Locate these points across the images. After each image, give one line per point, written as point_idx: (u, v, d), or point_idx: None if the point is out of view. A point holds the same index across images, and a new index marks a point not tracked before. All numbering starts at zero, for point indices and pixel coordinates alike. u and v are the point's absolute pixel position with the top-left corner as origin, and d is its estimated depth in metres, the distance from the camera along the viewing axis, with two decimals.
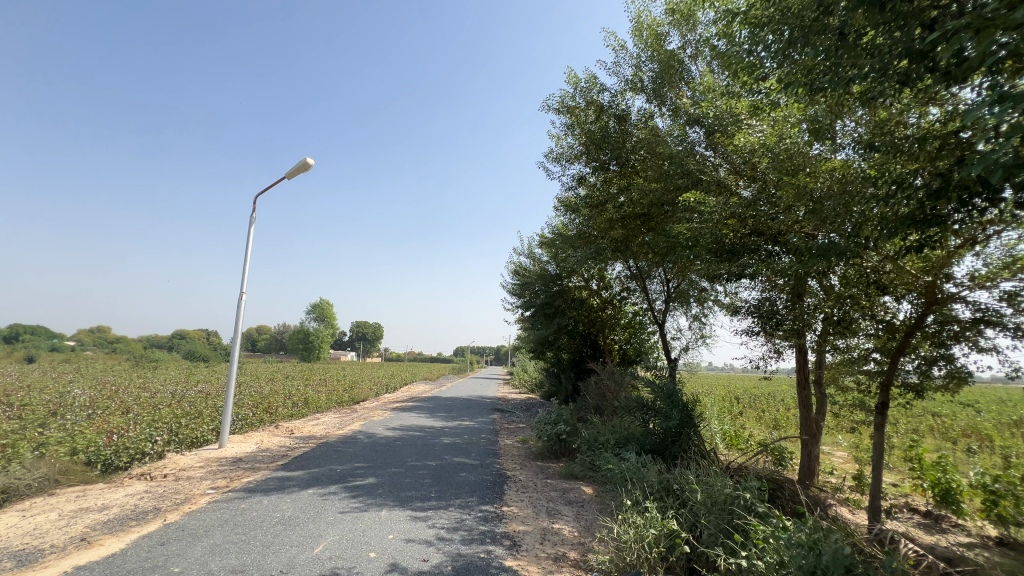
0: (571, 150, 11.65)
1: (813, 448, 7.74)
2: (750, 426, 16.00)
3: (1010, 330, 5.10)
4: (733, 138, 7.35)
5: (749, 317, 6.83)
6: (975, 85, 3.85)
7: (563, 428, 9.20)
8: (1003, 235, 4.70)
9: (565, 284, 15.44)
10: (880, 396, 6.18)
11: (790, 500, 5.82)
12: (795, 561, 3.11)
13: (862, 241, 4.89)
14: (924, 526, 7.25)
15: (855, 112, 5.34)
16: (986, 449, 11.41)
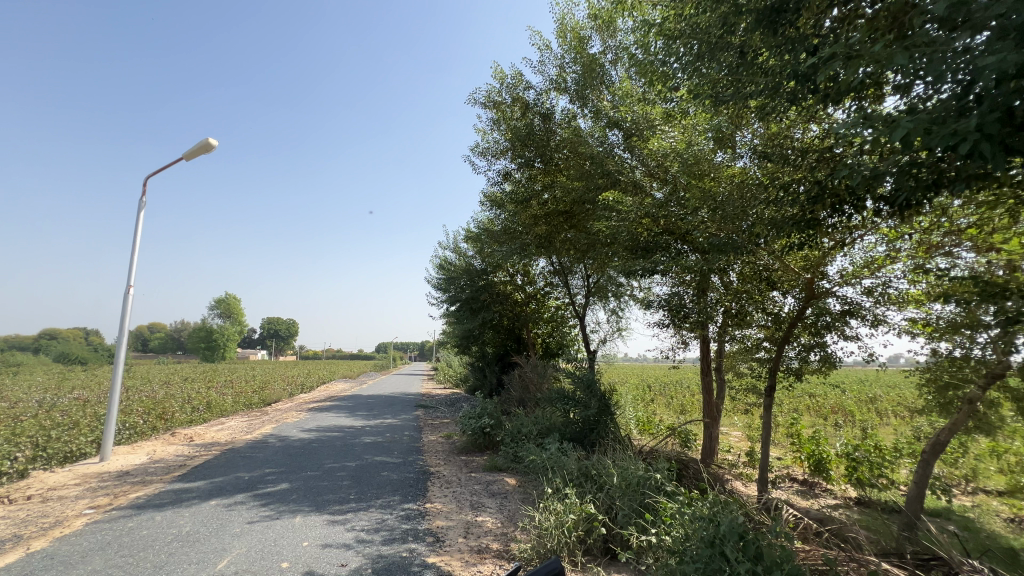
0: (496, 145, 11.72)
1: (714, 430, 8.50)
2: (660, 412, 17.22)
3: (869, 320, 5.95)
4: (648, 142, 7.81)
5: (660, 310, 7.28)
6: (845, 108, 4.44)
7: (488, 422, 9.26)
8: (865, 239, 5.46)
9: (490, 279, 15.47)
10: (769, 380, 6.93)
11: (693, 477, 6.34)
12: (698, 534, 3.39)
13: (757, 241, 5.43)
14: (802, 493, 8.25)
15: (752, 125, 5.90)
16: (850, 423, 13.27)
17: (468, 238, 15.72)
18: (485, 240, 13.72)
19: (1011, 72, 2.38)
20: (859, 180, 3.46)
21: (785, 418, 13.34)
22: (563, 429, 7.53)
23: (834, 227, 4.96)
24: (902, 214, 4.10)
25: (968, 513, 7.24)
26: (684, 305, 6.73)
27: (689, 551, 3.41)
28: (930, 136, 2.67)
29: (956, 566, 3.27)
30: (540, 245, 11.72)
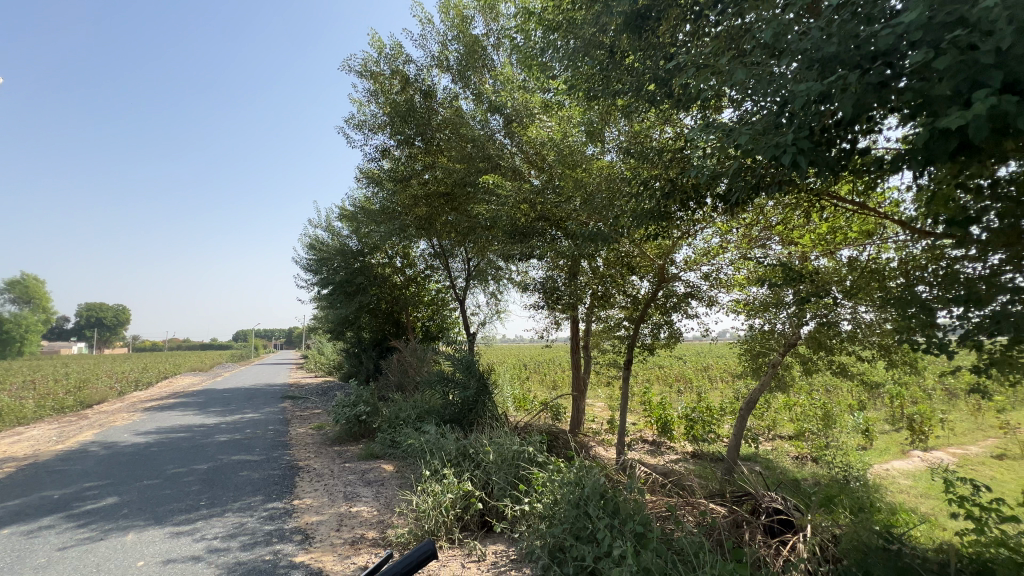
0: (374, 118, 11.06)
1: (581, 402, 9.26)
2: (535, 389, 18.26)
3: (706, 301, 6.96)
4: (528, 129, 8.04)
5: (536, 293, 7.62)
6: (693, 114, 5.04)
7: (363, 409, 8.88)
8: (704, 231, 6.33)
9: (367, 260, 14.61)
10: (627, 355, 7.75)
11: (563, 447, 6.84)
12: (565, 498, 3.69)
13: (621, 230, 5.97)
14: (652, 452, 9.45)
15: (619, 123, 6.44)
16: (689, 389, 15.53)
17: (342, 216, 14.67)
18: (362, 219, 12.96)
19: (814, 98, 2.92)
20: (702, 179, 3.98)
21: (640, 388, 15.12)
22: (442, 411, 7.55)
23: (682, 219, 5.67)
24: (732, 210, 4.84)
25: (769, 455, 9.01)
26: (557, 288, 7.17)
27: (557, 514, 3.71)
28: (756, 146, 3.16)
29: (761, 499, 4.04)
30: (420, 228, 11.52)
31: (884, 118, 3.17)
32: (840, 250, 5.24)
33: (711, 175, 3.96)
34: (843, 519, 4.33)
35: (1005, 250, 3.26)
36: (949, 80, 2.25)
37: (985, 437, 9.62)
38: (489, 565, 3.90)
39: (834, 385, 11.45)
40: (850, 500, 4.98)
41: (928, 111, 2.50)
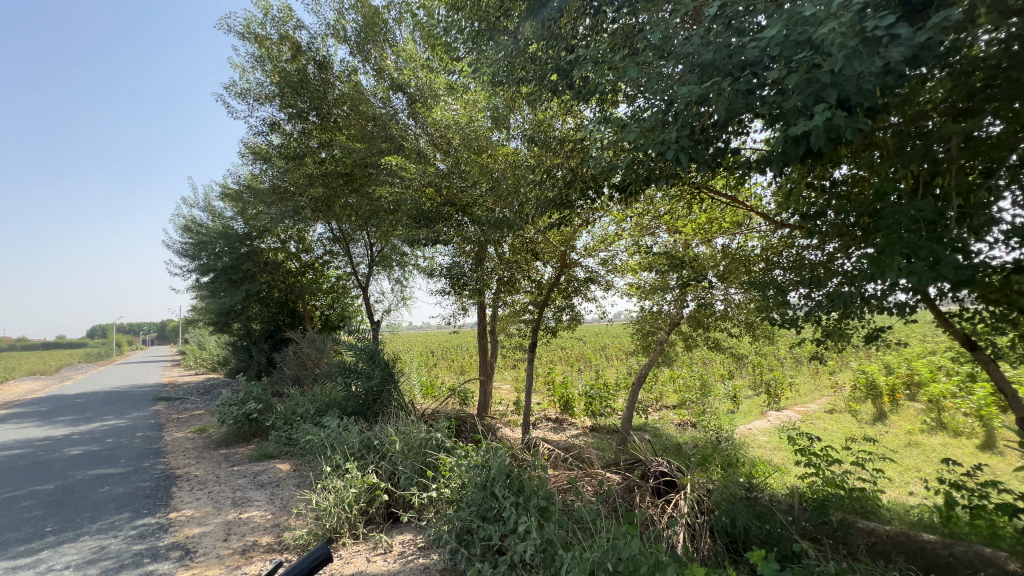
0: (260, 87, 10.00)
1: (488, 386, 9.41)
2: (442, 375, 18.20)
3: (603, 285, 7.40)
4: (433, 111, 7.80)
5: (442, 279, 7.52)
6: (593, 105, 5.25)
7: (254, 407, 8.13)
8: (602, 220, 6.71)
9: (256, 244, 13.30)
10: (532, 338, 7.99)
11: (471, 430, 6.91)
12: (473, 481, 3.75)
13: (526, 216, 6.08)
14: (555, 429, 9.93)
15: (523, 110, 6.53)
16: (588, 368, 16.54)
17: (224, 196, 13.13)
18: (248, 199, 11.72)
19: (695, 100, 3.19)
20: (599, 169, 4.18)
21: (543, 369, 15.74)
22: (344, 404, 7.19)
23: (582, 207, 5.93)
24: (627, 200, 5.15)
25: (657, 423, 9.95)
26: (464, 274, 7.08)
27: (465, 498, 3.74)
28: (646, 141, 3.39)
29: (651, 465, 4.45)
30: (316, 209, 10.63)
31: (751, 121, 3.57)
32: (716, 238, 5.87)
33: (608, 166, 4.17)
34: (716, 475, 4.94)
35: (838, 240, 3.89)
36: (799, 92, 2.59)
37: (821, 395, 11.56)
38: (395, 556, 3.83)
39: (709, 358, 12.92)
40: (722, 458, 5.69)
41: (783, 118, 2.86)
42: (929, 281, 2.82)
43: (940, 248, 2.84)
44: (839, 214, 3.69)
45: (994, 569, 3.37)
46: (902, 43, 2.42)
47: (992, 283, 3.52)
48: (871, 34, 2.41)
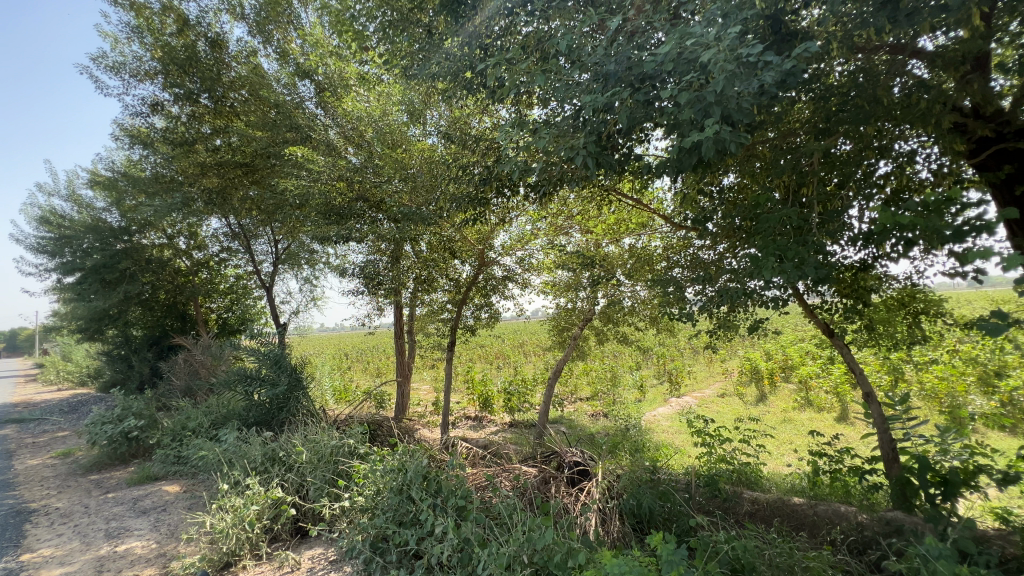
0: (137, 61, 8.84)
1: (406, 387, 9.21)
2: (357, 378, 17.44)
3: (520, 283, 7.54)
4: (344, 102, 7.44)
5: (355, 278, 7.18)
6: (508, 106, 5.34)
7: (134, 424, 7.17)
8: (518, 219, 6.84)
9: (135, 239, 11.73)
10: (451, 337, 7.93)
11: (387, 434, 6.69)
12: (388, 485, 3.64)
13: (443, 215, 5.98)
14: (474, 427, 9.96)
15: (439, 107, 6.46)
16: (507, 365, 16.79)
17: (92, 184, 11.44)
18: (125, 188, 10.33)
19: (600, 108, 3.36)
20: (513, 171, 4.24)
21: (462, 368, 15.68)
22: (244, 414, 6.61)
23: (499, 205, 5.99)
24: (541, 200, 5.28)
25: (572, 415, 10.37)
26: (378, 273, 6.81)
27: (380, 505, 3.62)
28: (557, 145, 3.51)
29: (566, 455, 4.62)
30: (209, 202, 9.31)
31: (652, 130, 3.84)
32: (623, 238, 6.24)
33: (522, 168, 4.25)
34: (625, 460, 5.26)
35: (726, 242, 4.31)
36: (692, 106, 2.83)
37: (713, 381, 12.82)
38: (304, 573, 3.60)
39: (619, 351, 13.75)
40: (629, 444, 6.08)
41: (678, 130, 3.11)
42: (795, 278, 3.23)
43: (805, 250, 3.26)
44: (726, 218, 4.10)
45: (847, 522, 3.97)
46: (774, 68, 2.73)
47: (843, 279, 4.12)
48: (749, 58, 2.70)
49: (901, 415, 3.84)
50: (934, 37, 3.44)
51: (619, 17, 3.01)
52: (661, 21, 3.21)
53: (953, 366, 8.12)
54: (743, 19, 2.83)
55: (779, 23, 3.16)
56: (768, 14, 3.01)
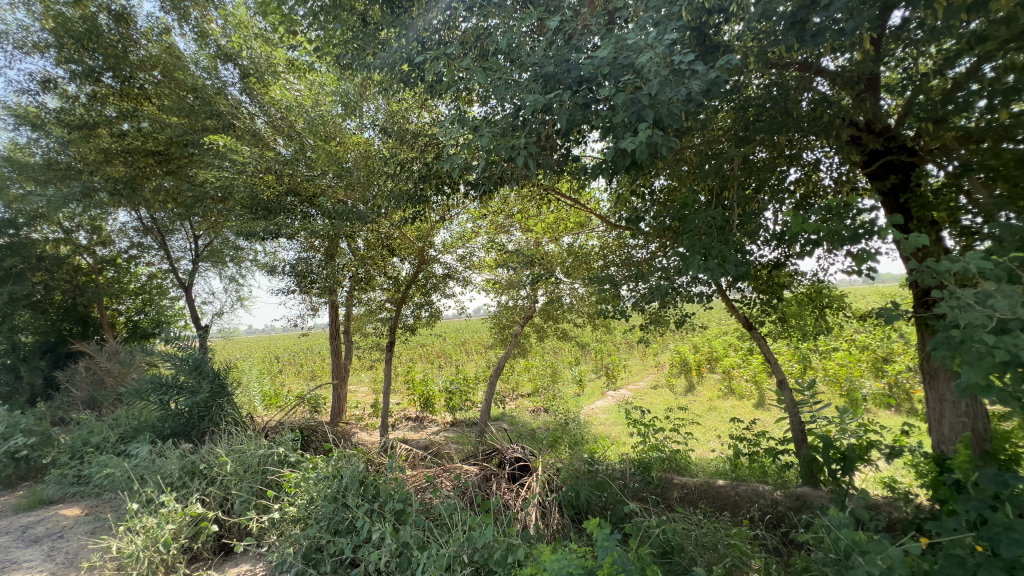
0: (24, 32, 7.79)
1: (342, 389, 8.87)
2: (290, 382, 16.55)
3: (461, 281, 7.48)
4: (273, 90, 6.97)
5: (286, 276, 6.79)
6: (447, 102, 5.27)
7: (22, 442, 6.33)
8: (459, 216, 6.79)
9: (23, 233, 10.34)
10: (390, 338, 7.70)
11: (321, 440, 6.42)
12: (322, 493, 3.47)
13: (380, 211, 5.79)
14: (415, 428, 9.75)
15: (376, 99, 6.26)
16: (449, 364, 16.63)
17: None
18: (9, 175, 9.08)
19: (539, 108, 3.39)
20: (453, 169, 4.17)
21: (402, 368, 15.31)
22: (159, 426, 6.04)
23: (438, 203, 5.89)
24: (481, 198, 5.26)
25: (513, 412, 10.45)
26: (311, 271, 6.47)
27: (313, 514, 3.44)
28: (496, 144, 3.50)
29: (508, 451, 4.65)
30: (115, 193, 8.30)
31: (588, 132, 3.93)
32: (563, 237, 6.35)
33: (462, 165, 4.19)
34: (564, 453, 5.38)
35: (657, 241, 4.53)
36: (625, 111, 2.92)
37: (647, 373, 13.44)
38: None
39: (559, 347, 14.05)
40: (569, 437, 6.24)
41: (611, 133, 3.21)
42: (718, 276, 3.45)
43: (726, 249, 3.50)
44: (657, 219, 4.30)
45: (764, 500, 4.31)
46: (699, 77, 2.88)
47: (760, 276, 4.46)
48: (677, 67, 2.83)
49: (809, 399, 4.22)
50: (836, 57, 3.80)
51: (558, 18, 3.06)
52: (596, 26, 3.30)
53: (851, 354, 9.06)
54: (671, 29, 2.98)
55: (704, 35, 3.36)
56: (694, 26, 3.19)
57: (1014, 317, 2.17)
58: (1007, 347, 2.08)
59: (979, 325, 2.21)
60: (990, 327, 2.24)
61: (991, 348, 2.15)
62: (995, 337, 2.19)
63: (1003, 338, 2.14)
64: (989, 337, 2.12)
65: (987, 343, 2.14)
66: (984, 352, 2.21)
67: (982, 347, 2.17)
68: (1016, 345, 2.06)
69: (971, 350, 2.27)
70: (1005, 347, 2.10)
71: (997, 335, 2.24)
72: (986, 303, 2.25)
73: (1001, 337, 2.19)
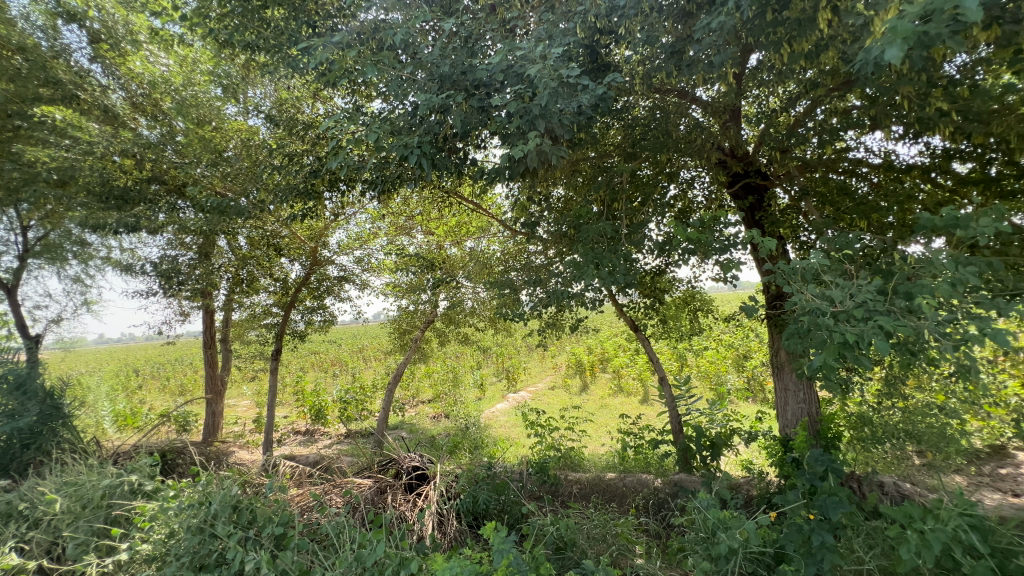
0: None
1: (217, 405, 7.90)
2: (151, 399, 14.34)
3: (359, 284, 7.10)
4: (131, 63, 6.09)
5: (146, 276, 5.88)
6: (343, 95, 4.98)
7: None
8: (356, 216, 6.44)
9: None
10: (275, 345, 7.03)
11: (188, 463, 5.72)
12: (184, 524, 2.94)
13: (265, 206, 5.28)
14: (304, 443, 9.00)
15: (262, 84, 5.75)
16: (345, 372, 15.69)
17: None
18: None
19: (437, 107, 3.33)
20: (347, 163, 3.91)
21: (290, 378, 14.09)
22: None
23: (332, 200, 5.53)
24: (379, 197, 5.04)
25: (413, 419, 10.14)
26: (179, 270, 5.67)
27: (172, 550, 2.91)
28: (392, 141, 3.35)
29: (405, 461, 4.49)
30: None
31: (488, 138, 3.96)
32: (465, 241, 6.35)
33: (357, 161, 3.97)
34: (464, 459, 5.33)
35: (554, 248, 4.71)
36: (519, 120, 3.00)
37: (546, 375, 13.91)
38: None
39: (461, 352, 13.99)
40: (470, 442, 6.20)
41: (509, 140, 3.26)
42: (608, 283, 3.70)
43: (616, 257, 3.74)
44: (555, 226, 4.47)
45: (647, 489, 4.67)
46: (589, 93, 3.05)
47: (645, 282, 4.84)
48: (570, 81, 2.97)
49: (684, 394, 4.67)
50: (707, 89, 4.28)
51: (455, 18, 3.06)
52: (495, 32, 3.36)
53: (718, 353, 10.24)
54: (565, 44, 3.13)
55: (596, 53, 3.57)
56: (586, 44, 3.38)
57: (844, 310, 2.62)
58: (841, 333, 2.48)
59: (820, 314, 2.62)
60: (827, 317, 2.66)
61: (829, 333, 2.55)
62: (831, 324, 2.61)
63: (837, 325, 2.55)
64: (828, 323, 2.52)
65: (827, 328, 2.54)
66: (824, 337, 2.62)
67: (824, 331, 2.56)
68: (846, 330, 2.47)
69: (815, 336, 2.67)
70: (839, 332, 2.51)
71: (832, 324, 2.67)
72: (825, 297, 2.67)
73: (835, 324, 2.62)
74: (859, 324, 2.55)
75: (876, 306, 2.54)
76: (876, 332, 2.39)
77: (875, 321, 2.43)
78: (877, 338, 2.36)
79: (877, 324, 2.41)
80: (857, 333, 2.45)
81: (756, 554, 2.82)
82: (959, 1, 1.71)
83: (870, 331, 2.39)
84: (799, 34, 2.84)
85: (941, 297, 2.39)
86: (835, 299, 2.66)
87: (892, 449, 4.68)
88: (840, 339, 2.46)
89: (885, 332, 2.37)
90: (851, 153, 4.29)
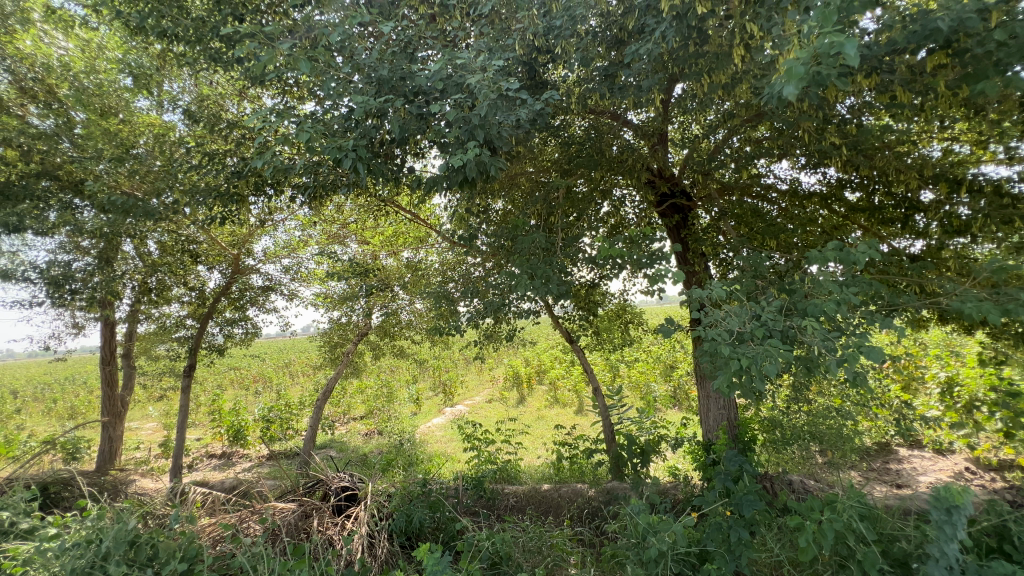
0: None
1: (115, 429, 7.05)
2: (31, 425, 12.51)
3: (285, 294, 6.70)
4: (19, 41, 5.22)
5: (31, 283, 5.17)
6: (271, 95, 4.74)
7: None
8: (286, 223, 6.12)
9: None
10: (187, 361, 6.42)
11: (77, 496, 5.01)
12: (67, 565, 2.54)
13: (180, 209, 4.85)
14: (219, 467, 8.28)
15: (182, 77, 5.36)
16: (268, 389, 14.66)
17: None
18: None
19: (373, 112, 3.26)
20: (274, 166, 3.69)
21: (205, 397, 12.90)
22: None
23: (257, 205, 5.21)
24: (309, 204, 4.79)
25: (342, 437, 9.65)
26: (73, 278, 5.05)
27: None
28: (324, 144, 3.20)
29: (332, 481, 4.25)
30: None
31: (425, 147, 3.90)
32: (401, 251, 6.20)
33: (285, 164, 3.77)
34: (396, 476, 5.12)
35: (492, 261, 4.75)
36: (457, 129, 3.00)
37: (483, 388, 13.85)
38: None
39: (396, 365, 13.55)
40: (403, 459, 5.99)
41: (447, 148, 3.24)
42: (543, 294, 3.77)
43: (550, 269, 3.81)
44: (493, 238, 4.49)
45: (581, 498, 4.74)
46: (525, 107, 3.13)
47: (580, 295, 4.97)
48: (506, 96, 3.03)
49: (617, 403, 4.80)
50: (638, 113, 4.54)
51: (391, 26, 3.03)
52: (433, 42, 3.39)
53: (648, 363, 10.71)
54: (502, 59, 3.21)
55: (534, 71, 3.68)
56: (524, 60, 3.49)
57: (747, 330, 2.85)
58: (737, 357, 2.69)
59: (724, 338, 2.82)
60: (733, 339, 2.87)
61: (729, 358, 2.75)
62: (735, 346, 2.81)
63: (738, 349, 2.75)
64: (729, 348, 2.72)
65: (729, 351, 2.73)
66: (729, 362, 2.81)
67: (726, 355, 2.76)
68: (745, 354, 2.69)
69: (721, 358, 2.86)
70: (739, 358, 2.72)
71: (736, 347, 2.88)
72: (730, 320, 2.90)
73: (739, 346, 2.82)
74: (759, 345, 2.77)
75: (773, 326, 2.79)
76: (769, 353, 2.64)
77: (769, 344, 2.66)
78: (771, 356, 2.60)
79: (767, 347, 2.66)
80: (754, 356, 2.68)
81: (682, 555, 2.94)
82: (842, 49, 1.94)
83: (764, 355, 2.63)
84: (717, 68, 3.08)
85: (827, 316, 2.67)
86: (739, 322, 2.90)
87: (799, 449, 5.10)
88: (745, 355, 2.66)
89: (780, 349, 2.59)
90: (762, 180, 4.72)
